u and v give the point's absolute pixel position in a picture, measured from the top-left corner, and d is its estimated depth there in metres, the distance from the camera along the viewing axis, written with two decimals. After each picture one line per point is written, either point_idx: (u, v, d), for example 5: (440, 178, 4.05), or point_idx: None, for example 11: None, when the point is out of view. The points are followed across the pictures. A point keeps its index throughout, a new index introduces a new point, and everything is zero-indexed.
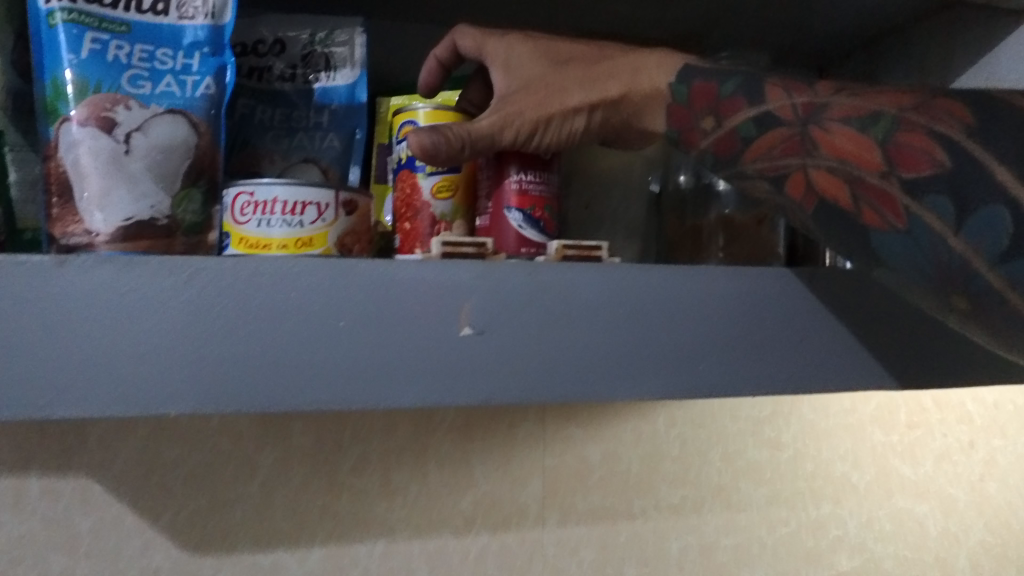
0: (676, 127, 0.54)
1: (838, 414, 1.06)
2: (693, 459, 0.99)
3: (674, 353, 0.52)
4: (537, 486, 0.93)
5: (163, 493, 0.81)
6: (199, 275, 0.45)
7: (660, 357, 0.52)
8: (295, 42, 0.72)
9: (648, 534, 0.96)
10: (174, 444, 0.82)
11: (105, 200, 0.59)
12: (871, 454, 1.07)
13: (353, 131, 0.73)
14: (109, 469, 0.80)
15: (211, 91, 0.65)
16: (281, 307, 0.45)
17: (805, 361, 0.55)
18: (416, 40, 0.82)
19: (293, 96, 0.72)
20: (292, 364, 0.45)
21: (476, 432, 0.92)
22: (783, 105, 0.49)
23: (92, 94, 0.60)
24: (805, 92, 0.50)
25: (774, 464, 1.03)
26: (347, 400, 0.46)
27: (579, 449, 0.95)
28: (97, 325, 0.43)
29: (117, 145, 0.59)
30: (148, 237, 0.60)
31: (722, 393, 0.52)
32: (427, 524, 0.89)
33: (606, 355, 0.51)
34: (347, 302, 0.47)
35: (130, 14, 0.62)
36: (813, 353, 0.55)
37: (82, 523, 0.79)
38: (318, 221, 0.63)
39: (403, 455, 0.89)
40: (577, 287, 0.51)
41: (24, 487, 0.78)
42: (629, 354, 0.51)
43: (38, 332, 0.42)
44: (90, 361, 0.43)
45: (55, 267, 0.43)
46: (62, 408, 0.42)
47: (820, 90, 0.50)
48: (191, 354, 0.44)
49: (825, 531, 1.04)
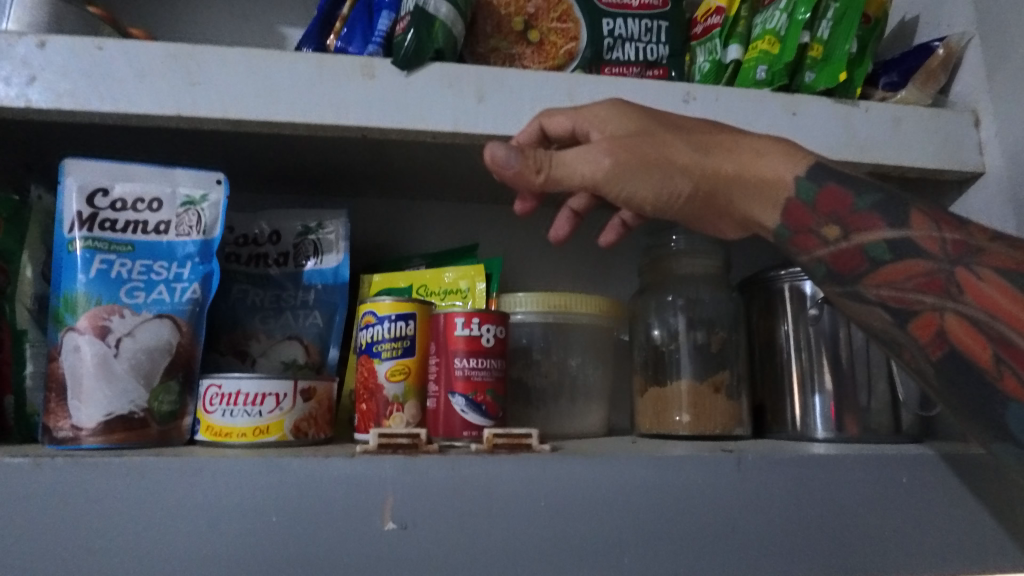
0: (791, 227, 0.53)
1: None
2: None
3: (661, 519, 0.56)
4: None
5: None
6: (156, 474, 0.51)
7: (645, 525, 0.55)
8: (290, 232, 0.84)
9: None
10: None
11: (85, 396, 0.57)
12: None
13: (335, 309, 0.81)
14: None
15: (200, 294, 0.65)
16: (222, 507, 0.51)
17: (782, 518, 0.58)
18: (400, 219, 0.94)
19: (283, 279, 0.83)
20: (243, 560, 0.50)
21: None
22: (927, 236, 0.49)
23: (94, 304, 0.60)
24: (955, 228, 0.50)
25: None
26: None
27: None
28: (65, 519, 0.50)
29: (109, 346, 0.59)
30: (122, 431, 0.57)
31: (706, 558, 0.56)
32: None
33: (598, 524, 0.55)
34: (348, 485, 0.52)
35: (135, 235, 0.64)
36: (787, 512, 0.58)
37: None
38: (280, 410, 0.61)
39: None
40: (499, 480, 0.54)
41: None
42: (621, 514, 0.55)
43: (29, 528, 0.49)
44: (62, 549, 0.49)
45: (32, 468, 0.50)
46: None
47: (974, 232, 0.50)
48: (156, 546, 0.50)
49: None
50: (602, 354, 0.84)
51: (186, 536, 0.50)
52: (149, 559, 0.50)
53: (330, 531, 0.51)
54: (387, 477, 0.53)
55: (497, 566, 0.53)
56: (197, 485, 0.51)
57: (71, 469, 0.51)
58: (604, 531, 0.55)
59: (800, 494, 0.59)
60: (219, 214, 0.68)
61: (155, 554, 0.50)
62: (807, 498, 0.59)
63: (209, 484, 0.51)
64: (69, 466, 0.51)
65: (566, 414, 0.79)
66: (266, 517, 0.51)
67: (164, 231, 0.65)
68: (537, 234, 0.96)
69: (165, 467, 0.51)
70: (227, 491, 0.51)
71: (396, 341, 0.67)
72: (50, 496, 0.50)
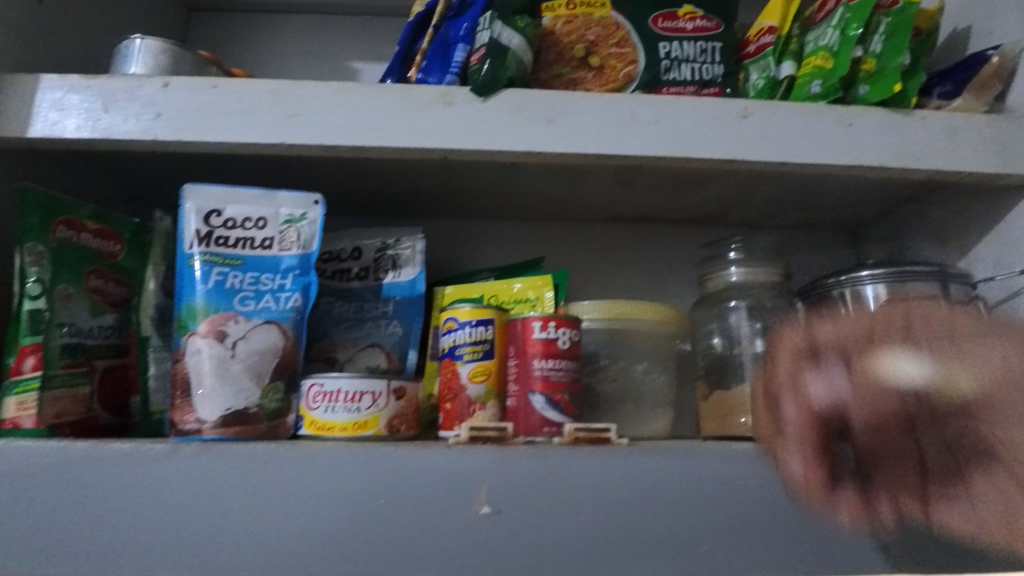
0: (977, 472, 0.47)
1: None
2: None
3: (735, 511, 0.58)
4: None
5: None
6: (275, 461, 0.57)
7: (719, 515, 0.58)
8: (370, 248, 0.91)
9: None
10: None
11: (206, 393, 0.64)
12: None
13: (412, 319, 0.87)
14: None
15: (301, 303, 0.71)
16: (335, 491, 0.56)
17: None
18: (468, 236, 0.99)
19: (365, 292, 0.89)
20: (352, 540, 0.55)
21: None
22: None
23: (211, 311, 0.68)
24: None
25: None
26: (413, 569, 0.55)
27: None
28: (195, 501, 0.56)
29: (225, 349, 0.66)
30: (238, 424, 0.64)
31: (780, 549, 0.58)
32: None
33: (678, 514, 0.58)
34: (444, 474, 0.57)
35: (245, 250, 0.71)
36: None
37: None
38: (376, 407, 0.66)
39: None
40: (582, 472, 0.58)
41: None
42: (699, 506, 0.58)
43: (164, 508, 0.55)
44: (192, 527, 0.55)
45: (167, 455, 0.57)
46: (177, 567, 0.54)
47: None
48: (274, 525, 0.55)
49: None
50: (665, 360, 0.87)
51: (302, 518, 0.55)
52: (271, 537, 0.55)
53: (428, 516, 0.56)
54: (481, 466, 0.57)
55: (580, 553, 0.56)
56: (311, 472, 0.57)
57: (200, 455, 0.57)
58: (684, 521, 0.57)
59: None
60: (315, 231, 0.74)
61: (276, 534, 0.55)
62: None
63: (320, 471, 0.57)
64: (197, 454, 0.57)
65: (631, 419, 0.82)
66: (372, 502, 0.56)
67: (269, 247, 0.72)
68: (597, 248, 1.00)
69: (283, 456, 0.57)
70: (337, 477, 0.56)
71: (477, 345, 0.72)
72: (183, 480, 0.56)
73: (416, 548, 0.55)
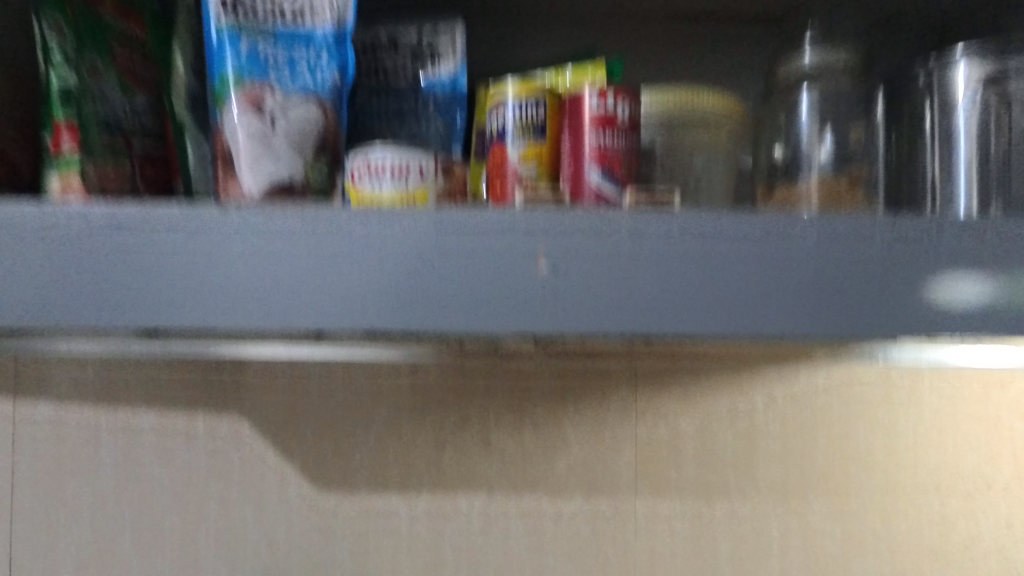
0: None
1: (971, 402, 0.95)
2: (797, 441, 0.95)
3: (807, 276, 0.55)
4: (629, 454, 0.95)
5: (297, 437, 0.95)
6: (331, 220, 0.55)
7: (791, 279, 0.55)
8: (407, 40, 0.83)
9: (744, 513, 0.95)
10: (308, 395, 0.96)
11: (249, 164, 0.62)
12: (1015, 450, 0.95)
13: (455, 116, 0.82)
14: (257, 414, 0.96)
15: (339, 79, 0.66)
16: (394, 248, 0.54)
17: (938, 282, 0.55)
18: (512, 32, 0.91)
19: (404, 89, 0.83)
20: (411, 295, 0.54)
21: (571, 399, 0.95)
22: None
23: (249, 83, 0.63)
24: None
25: (891, 452, 0.95)
26: (470, 322, 0.54)
27: (672, 420, 0.95)
28: (253, 259, 0.55)
29: (267, 123, 0.63)
30: (285, 196, 0.62)
31: (852, 316, 0.55)
32: (523, 482, 0.95)
33: (748, 274, 0.55)
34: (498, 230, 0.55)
35: (275, 18, 0.65)
36: (943, 278, 0.55)
37: (235, 456, 0.95)
38: (423, 181, 0.63)
39: (502, 416, 0.95)
40: (645, 234, 0.55)
41: (194, 423, 0.96)
42: (769, 270, 0.55)
43: (221, 266, 0.55)
44: (252, 282, 0.54)
45: (222, 215, 0.55)
46: (239, 320, 0.55)
47: None
48: (335, 281, 0.54)
49: (952, 528, 0.95)
50: (726, 157, 0.81)
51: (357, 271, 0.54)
52: (328, 290, 0.54)
53: (488, 273, 0.54)
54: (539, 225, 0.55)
55: (640, 310, 0.55)
56: (363, 229, 0.55)
57: (249, 211, 0.55)
58: (754, 281, 0.54)
59: (960, 262, 0.55)
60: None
61: (333, 287, 0.54)
62: (976, 265, 0.55)
63: (378, 230, 0.55)
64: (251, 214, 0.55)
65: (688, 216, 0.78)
66: (427, 255, 0.54)
67: (300, 16, 0.66)
68: (652, 45, 0.91)
69: (337, 215, 0.55)
70: (390, 233, 0.55)
71: (529, 124, 0.67)
72: (238, 236, 0.55)
73: (474, 298, 0.55)
